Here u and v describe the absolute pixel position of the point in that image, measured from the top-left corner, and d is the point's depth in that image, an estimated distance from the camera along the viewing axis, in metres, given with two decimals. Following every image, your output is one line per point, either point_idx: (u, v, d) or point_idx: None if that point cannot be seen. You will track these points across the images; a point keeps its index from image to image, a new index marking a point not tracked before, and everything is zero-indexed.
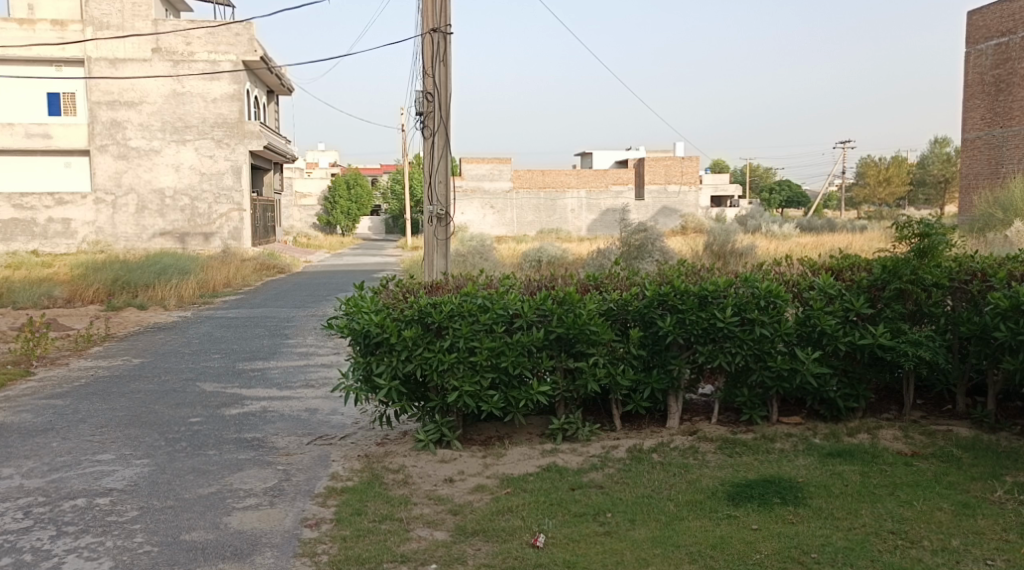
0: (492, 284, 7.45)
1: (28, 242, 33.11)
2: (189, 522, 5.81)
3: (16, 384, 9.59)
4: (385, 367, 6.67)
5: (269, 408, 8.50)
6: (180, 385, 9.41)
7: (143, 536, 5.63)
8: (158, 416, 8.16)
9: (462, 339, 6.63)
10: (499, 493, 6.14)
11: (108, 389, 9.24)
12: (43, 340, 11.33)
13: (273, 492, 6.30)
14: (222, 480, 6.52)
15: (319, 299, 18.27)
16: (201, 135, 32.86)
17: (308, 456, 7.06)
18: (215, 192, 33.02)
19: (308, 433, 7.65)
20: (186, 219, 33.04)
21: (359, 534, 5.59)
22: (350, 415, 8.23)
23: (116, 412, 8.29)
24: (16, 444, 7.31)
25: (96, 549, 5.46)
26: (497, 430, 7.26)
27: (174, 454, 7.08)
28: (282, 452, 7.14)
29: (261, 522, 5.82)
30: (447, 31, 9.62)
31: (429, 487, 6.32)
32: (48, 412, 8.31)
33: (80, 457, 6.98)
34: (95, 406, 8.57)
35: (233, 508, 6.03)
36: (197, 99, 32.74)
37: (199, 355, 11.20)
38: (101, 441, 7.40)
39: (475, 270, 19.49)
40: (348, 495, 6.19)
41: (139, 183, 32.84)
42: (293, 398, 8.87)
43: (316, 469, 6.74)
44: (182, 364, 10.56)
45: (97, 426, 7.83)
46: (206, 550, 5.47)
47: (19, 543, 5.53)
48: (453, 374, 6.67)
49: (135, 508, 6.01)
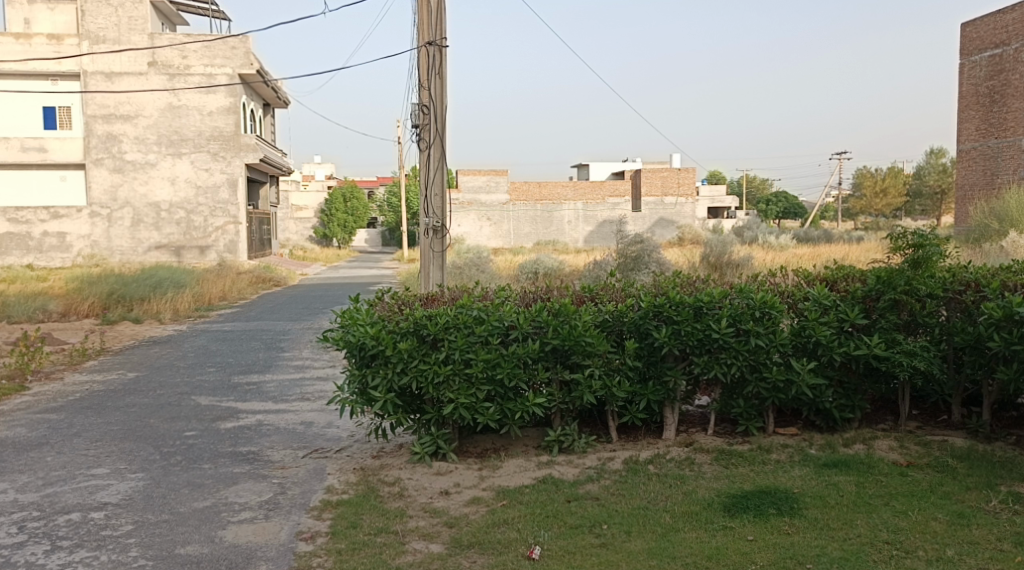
0: (487, 296, 7.45)
1: (22, 256, 32.98)
2: (183, 535, 5.79)
3: (10, 399, 9.56)
4: (381, 380, 6.66)
5: (265, 421, 8.48)
6: (175, 399, 9.39)
7: (138, 550, 5.60)
8: (153, 430, 8.14)
9: (458, 351, 6.62)
10: (494, 505, 6.13)
11: (103, 403, 9.22)
12: (37, 354, 11.30)
13: (268, 505, 6.27)
14: (217, 494, 6.50)
15: (316, 311, 18.28)
16: (198, 148, 32.92)
17: (304, 469, 7.03)
18: (212, 206, 33.02)
19: (304, 447, 7.63)
20: (181, 233, 33.02)
21: (354, 547, 5.56)
22: (345, 428, 8.22)
23: (110, 426, 8.26)
24: (11, 459, 7.28)
25: (91, 564, 5.43)
26: (493, 443, 7.24)
27: (169, 468, 7.05)
28: (277, 466, 7.11)
29: (256, 536, 5.79)
30: (442, 44, 9.66)
31: (425, 500, 6.30)
32: (42, 427, 8.28)
33: (74, 472, 6.95)
34: (89, 420, 8.55)
35: (229, 522, 6.00)
36: (195, 112, 32.83)
37: (195, 368, 11.18)
38: (95, 455, 7.38)
39: (472, 282, 19.65)
40: (343, 508, 6.17)
41: (134, 197, 32.82)
42: (288, 411, 8.85)
43: (311, 482, 6.72)
44: (177, 378, 10.54)
45: (92, 441, 7.81)
46: (201, 564, 5.44)
47: (14, 558, 5.50)
48: (449, 386, 6.65)
49: (130, 522, 5.99)
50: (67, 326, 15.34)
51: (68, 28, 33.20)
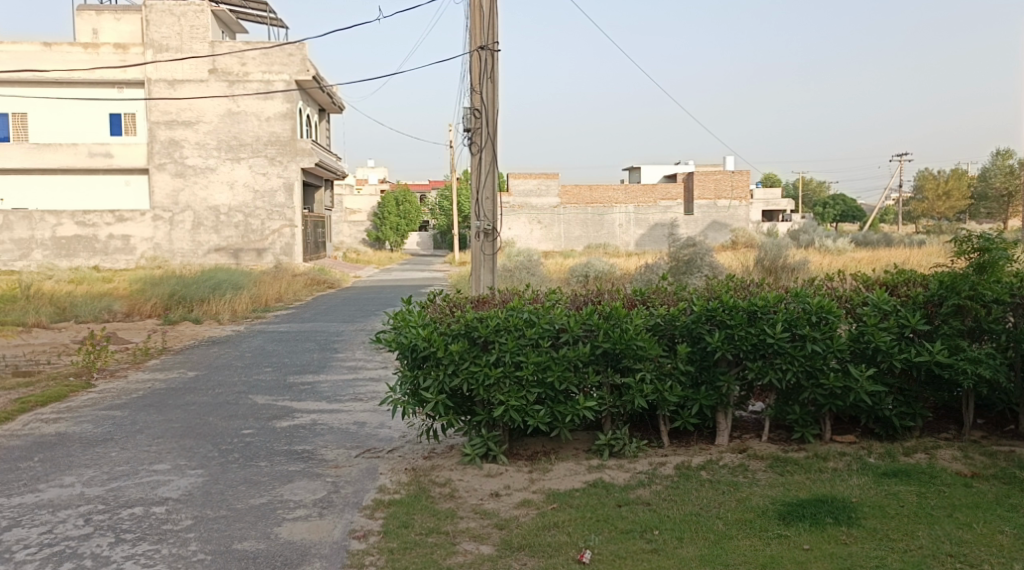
0: (537, 299, 7.45)
1: (88, 258, 33.85)
2: (240, 531, 5.91)
3: (79, 395, 9.86)
4: (432, 381, 6.73)
5: (319, 420, 8.62)
6: (232, 398, 9.59)
7: (197, 544, 5.73)
8: (212, 427, 8.33)
9: (508, 354, 6.65)
10: (544, 508, 6.15)
11: (164, 401, 9.46)
12: (104, 353, 11.63)
13: (321, 504, 6.37)
14: (273, 491, 6.62)
15: (368, 312, 18.49)
16: (255, 153, 33.50)
17: (356, 468, 7.13)
18: (268, 209, 33.53)
19: (356, 446, 7.73)
20: (239, 235, 33.61)
21: (405, 547, 5.63)
22: (397, 429, 8.32)
23: (171, 423, 8.47)
24: (78, 453, 7.51)
25: (153, 557, 5.57)
26: (543, 445, 7.25)
27: (227, 465, 7.20)
28: (331, 465, 7.22)
29: (310, 533, 5.89)
30: (495, 48, 9.65)
31: (475, 502, 6.34)
32: (107, 423, 8.52)
33: (137, 467, 7.14)
34: (151, 417, 8.77)
35: (284, 520, 6.11)
36: (252, 118, 33.40)
37: (251, 368, 11.41)
38: (157, 451, 7.57)
39: (522, 285, 19.67)
40: (395, 508, 6.24)
41: (195, 201, 33.56)
42: (342, 411, 8.98)
43: (364, 481, 6.81)
44: (234, 377, 10.76)
45: (154, 437, 8.01)
46: (258, 559, 5.55)
47: (81, 549, 5.67)
48: (500, 389, 6.70)
49: (189, 517, 6.13)
50: (130, 326, 15.74)
51: (132, 38, 34.52)
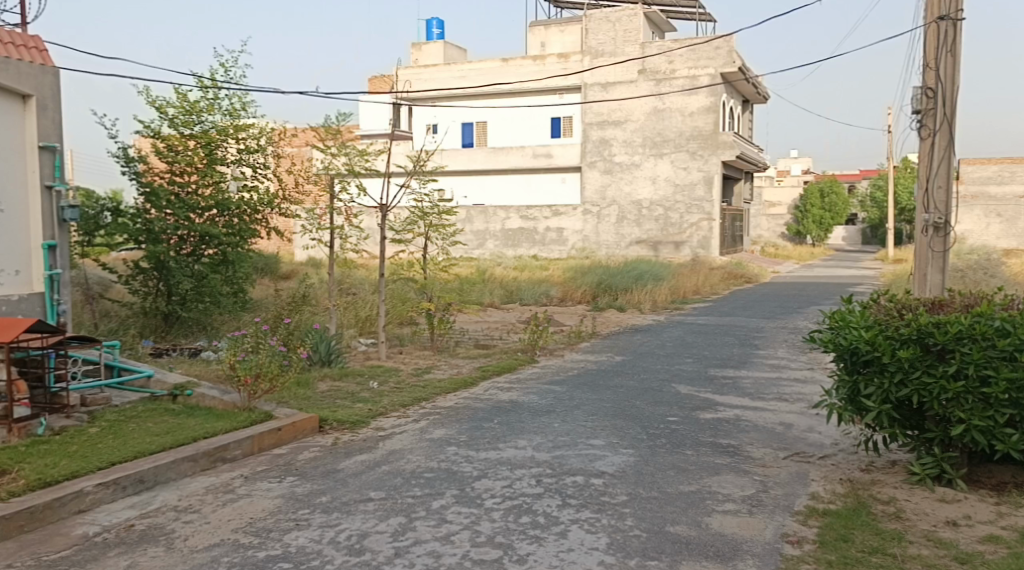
0: (1010, 304, 6.68)
1: (530, 248, 37.30)
2: (673, 515, 6.10)
3: (524, 369, 10.94)
4: (875, 389, 6.40)
5: (743, 417, 8.60)
6: (657, 385, 9.93)
7: (634, 519, 6.03)
8: (640, 411, 8.71)
9: (972, 365, 6.07)
10: (1017, 550, 5.51)
11: (597, 381, 10.09)
12: (544, 332, 12.75)
13: (751, 501, 6.37)
14: (702, 481, 6.75)
15: (789, 311, 17.96)
16: (677, 148, 33.96)
17: (785, 471, 7.01)
18: (687, 204, 33.90)
19: (784, 448, 7.58)
20: (659, 229, 34.53)
21: (846, 562, 5.41)
22: (828, 435, 8.02)
23: (604, 403, 9.02)
24: (527, 421, 8.30)
25: (596, 524, 5.95)
26: (1013, 476, 6.54)
27: (657, 449, 7.49)
28: (759, 463, 7.18)
29: (741, 529, 5.91)
30: (958, 17, 8.85)
31: (927, 527, 5.88)
32: (549, 396, 9.31)
33: (577, 440, 7.70)
34: (586, 394, 9.41)
35: (714, 510, 6.20)
36: (676, 114, 33.96)
37: (673, 358, 11.70)
38: (593, 427, 8.10)
39: (985, 287, 17.66)
40: (831, 519, 6.03)
41: (620, 196, 35.35)
42: (767, 410, 8.86)
43: (795, 486, 6.66)
44: (658, 366, 11.13)
45: (589, 414, 8.59)
46: (691, 544, 5.68)
47: (535, 505, 6.24)
48: (961, 405, 6.16)
49: (625, 493, 6.47)
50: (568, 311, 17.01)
51: (574, 47, 37.75)
